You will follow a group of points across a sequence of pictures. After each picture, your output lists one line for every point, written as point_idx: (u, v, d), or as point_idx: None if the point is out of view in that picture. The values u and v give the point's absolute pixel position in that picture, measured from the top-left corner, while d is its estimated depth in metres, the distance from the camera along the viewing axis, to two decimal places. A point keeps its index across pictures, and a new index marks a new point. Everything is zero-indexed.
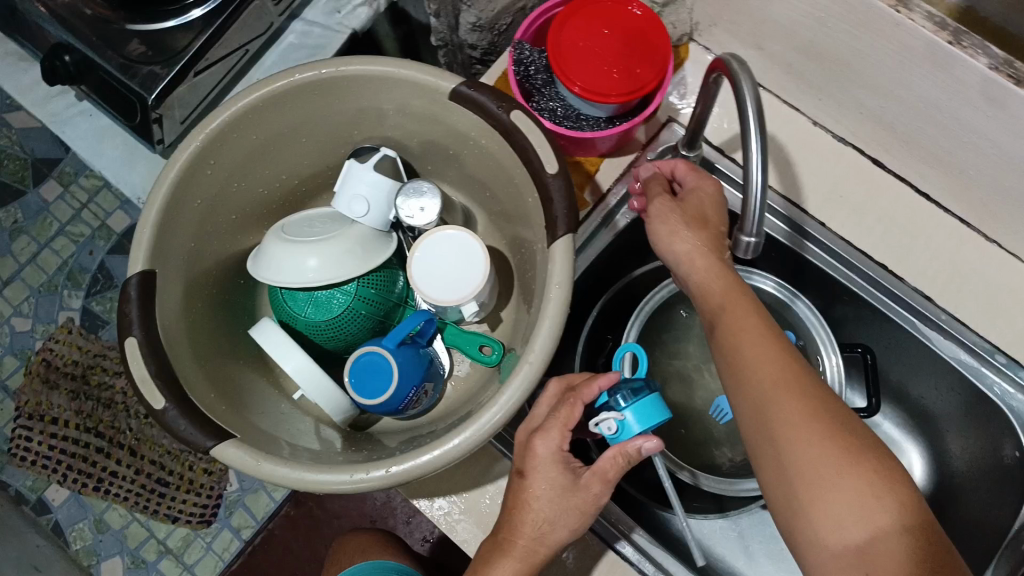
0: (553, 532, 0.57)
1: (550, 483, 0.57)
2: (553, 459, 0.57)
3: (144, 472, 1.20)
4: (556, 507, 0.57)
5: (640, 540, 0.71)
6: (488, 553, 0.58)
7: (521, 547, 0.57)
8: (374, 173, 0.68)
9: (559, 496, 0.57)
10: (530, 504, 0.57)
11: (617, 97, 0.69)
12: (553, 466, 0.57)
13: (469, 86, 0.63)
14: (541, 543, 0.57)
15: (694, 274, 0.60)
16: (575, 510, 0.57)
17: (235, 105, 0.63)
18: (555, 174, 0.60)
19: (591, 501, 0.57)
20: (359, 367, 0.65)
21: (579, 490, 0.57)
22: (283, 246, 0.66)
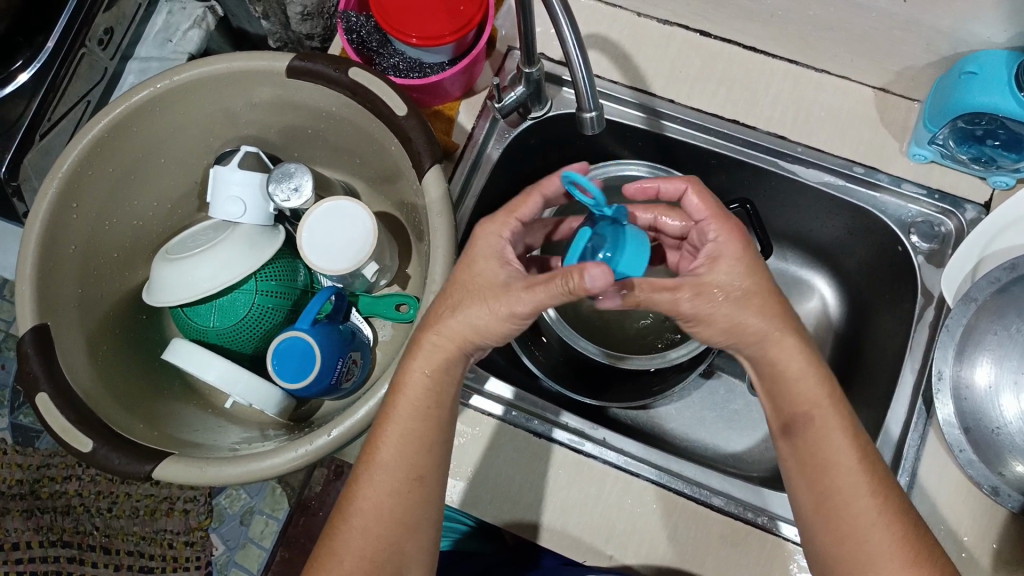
0: (460, 329, 0.56)
1: (480, 274, 0.56)
2: (490, 255, 0.57)
3: (125, 564, 1.34)
4: (476, 302, 0.55)
5: (570, 422, 0.74)
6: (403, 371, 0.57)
7: (426, 355, 0.57)
8: (239, 171, 0.70)
9: (481, 285, 0.56)
10: (452, 306, 0.56)
11: (450, 36, 0.72)
12: (488, 261, 0.57)
13: (301, 59, 0.64)
14: (448, 349, 0.57)
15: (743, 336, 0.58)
16: (488, 304, 0.55)
17: (82, 139, 0.63)
18: (406, 114, 0.63)
19: (507, 299, 0.54)
20: (281, 352, 0.66)
21: (502, 289, 0.55)
22: (175, 267, 0.68)
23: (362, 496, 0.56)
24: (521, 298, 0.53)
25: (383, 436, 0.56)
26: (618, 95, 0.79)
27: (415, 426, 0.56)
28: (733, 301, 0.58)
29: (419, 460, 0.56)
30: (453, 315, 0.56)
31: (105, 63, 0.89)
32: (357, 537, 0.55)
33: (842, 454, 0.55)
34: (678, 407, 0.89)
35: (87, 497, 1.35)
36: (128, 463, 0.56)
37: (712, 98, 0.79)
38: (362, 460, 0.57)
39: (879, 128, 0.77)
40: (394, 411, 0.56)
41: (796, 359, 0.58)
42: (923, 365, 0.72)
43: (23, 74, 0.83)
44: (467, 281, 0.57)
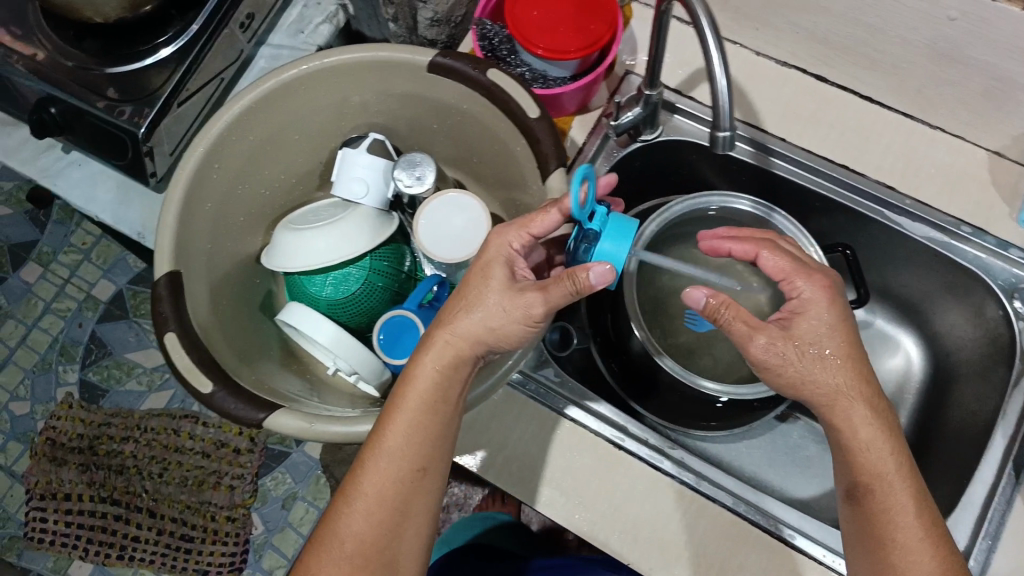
0: (476, 329, 0.58)
1: (492, 278, 0.59)
2: (502, 257, 0.60)
3: (166, 530, 1.37)
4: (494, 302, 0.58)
5: (592, 406, 0.76)
6: (411, 364, 0.59)
7: (435, 350, 0.58)
8: (367, 155, 0.74)
9: (497, 289, 0.59)
10: (466, 307, 0.58)
11: (577, 52, 0.75)
12: (498, 263, 0.60)
13: (444, 55, 0.67)
14: (460, 347, 0.59)
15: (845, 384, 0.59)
16: (504, 307, 0.58)
17: (230, 111, 0.67)
18: (537, 117, 0.65)
19: (523, 304, 0.57)
20: (390, 325, 0.69)
21: (517, 290, 0.58)
22: (295, 235, 0.71)
23: (366, 483, 0.57)
24: (528, 296, 0.57)
25: (389, 424, 0.57)
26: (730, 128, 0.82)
27: (422, 418, 0.58)
28: (825, 349, 0.60)
29: (424, 453, 0.57)
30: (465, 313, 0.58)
31: (242, 46, 0.93)
32: (360, 522, 0.56)
33: (904, 512, 0.57)
34: (749, 445, 0.90)
35: (140, 460, 1.41)
36: (245, 411, 0.59)
37: (822, 142, 0.81)
38: (367, 447, 0.58)
39: (989, 189, 0.78)
40: (404, 400, 0.58)
41: (868, 424, 0.59)
42: (1016, 432, 0.72)
43: (168, 49, 0.86)
44: (482, 282, 0.59)
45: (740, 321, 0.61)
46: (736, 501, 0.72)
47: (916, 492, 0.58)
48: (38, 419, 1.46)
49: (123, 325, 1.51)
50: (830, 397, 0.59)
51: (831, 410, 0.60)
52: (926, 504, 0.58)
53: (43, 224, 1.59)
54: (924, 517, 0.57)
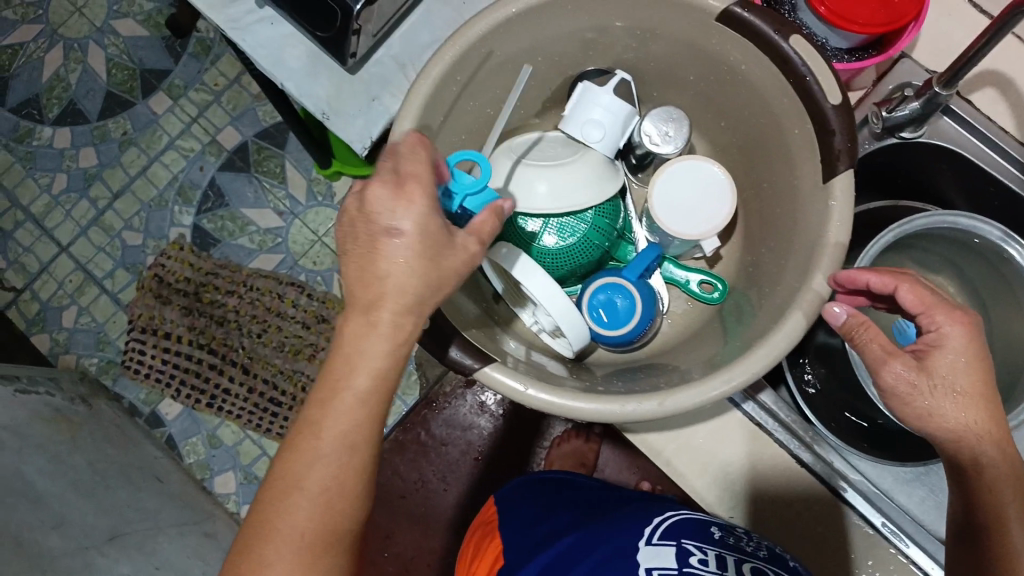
0: (408, 296, 0.48)
1: (424, 231, 0.49)
2: (427, 203, 0.49)
3: (258, 390, 1.30)
4: (437, 268, 0.49)
5: (766, 401, 0.73)
6: (352, 341, 0.48)
7: (392, 327, 0.48)
8: (611, 96, 0.66)
9: (438, 242, 0.49)
10: (395, 266, 0.48)
11: (860, 26, 0.66)
12: (429, 210, 0.49)
13: (742, 6, 0.58)
14: (395, 318, 0.48)
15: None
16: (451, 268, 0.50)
17: (488, 19, 0.60)
18: (838, 104, 0.57)
19: (467, 262, 0.51)
20: (602, 297, 0.65)
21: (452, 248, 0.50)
22: (518, 166, 0.66)
23: (311, 481, 0.48)
24: (468, 246, 0.51)
25: (332, 413, 0.48)
26: (1003, 145, 0.73)
27: (377, 408, 0.49)
28: (957, 385, 0.54)
29: (370, 444, 0.49)
30: (391, 268, 0.48)
31: None
32: (313, 524, 0.48)
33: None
34: (918, 478, 0.74)
35: (241, 316, 1.33)
36: (460, 357, 0.57)
37: None
38: (304, 435, 0.49)
39: None
40: (358, 391, 0.48)
41: (995, 467, 0.53)
42: None
43: None
44: (405, 241, 0.48)
45: (877, 344, 0.55)
46: (889, 532, 0.71)
47: None
48: (148, 254, 1.38)
49: (243, 178, 1.37)
50: (953, 439, 0.54)
51: (955, 448, 0.54)
52: None
53: (177, 53, 1.41)
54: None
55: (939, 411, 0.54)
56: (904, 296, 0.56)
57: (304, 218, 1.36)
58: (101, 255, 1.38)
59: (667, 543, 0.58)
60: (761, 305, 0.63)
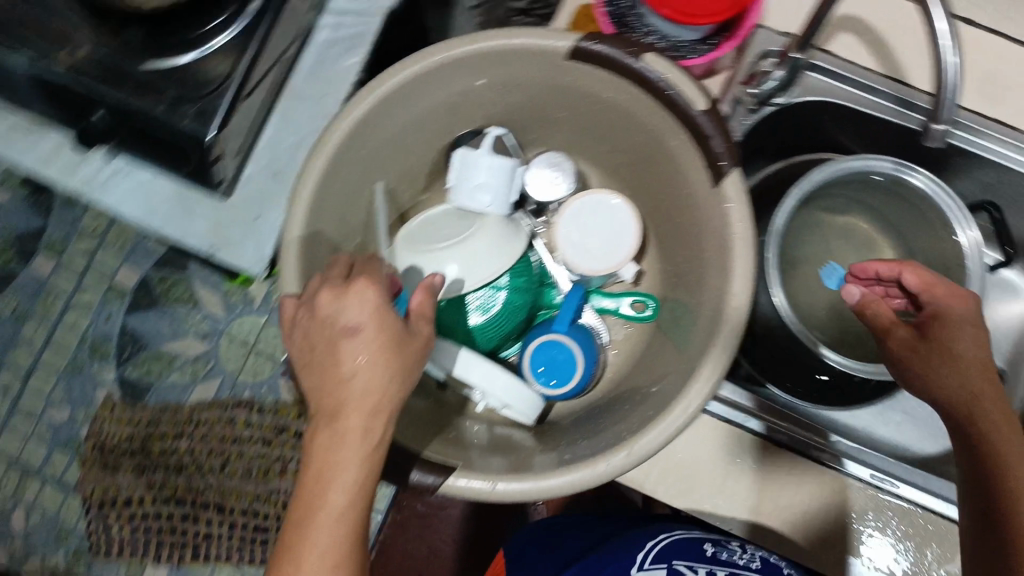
0: (372, 403, 0.49)
1: (378, 335, 0.51)
2: (376, 311, 0.52)
3: (239, 524, 1.25)
4: (392, 370, 0.50)
5: (727, 395, 0.71)
6: (323, 454, 0.49)
7: (364, 433, 0.49)
8: (491, 156, 0.66)
9: (390, 346, 0.51)
10: (356, 375, 0.50)
11: (707, 18, 0.66)
12: (382, 318, 0.51)
13: (590, 39, 0.58)
14: (365, 428, 0.49)
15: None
16: (409, 363, 0.52)
17: (343, 123, 0.58)
18: (706, 109, 0.57)
19: (421, 352, 0.53)
20: (541, 354, 0.63)
21: (408, 342, 0.52)
22: (421, 256, 0.65)
23: None
24: (420, 339, 0.53)
25: (313, 529, 0.47)
26: (873, 84, 0.73)
27: (358, 521, 0.49)
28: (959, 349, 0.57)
29: (355, 563, 0.48)
30: (353, 372, 0.50)
31: (302, 20, 0.79)
32: None
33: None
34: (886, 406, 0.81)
35: (198, 455, 1.28)
36: (421, 477, 0.55)
37: (974, 94, 0.74)
38: (286, 556, 0.48)
39: None
40: (338, 505, 0.48)
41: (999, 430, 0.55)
42: None
43: (221, 36, 0.74)
44: (362, 350, 0.50)
45: (884, 312, 0.61)
46: (877, 481, 0.68)
47: None
48: (81, 424, 1.30)
49: (154, 314, 1.31)
50: (952, 401, 0.56)
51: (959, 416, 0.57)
52: None
53: (46, 208, 1.34)
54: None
55: (939, 378, 0.57)
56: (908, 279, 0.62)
57: (231, 331, 1.31)
58: (32, 442, 1.30)
59: (658, 568, 0.57)
60: (694, 315, 0.63)
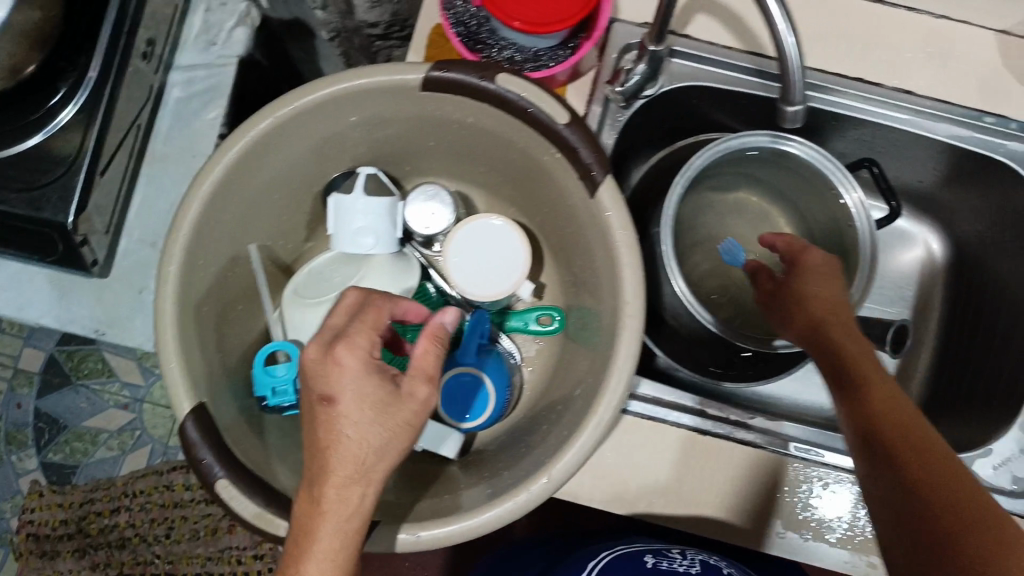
0: (356, 470, 0.46)
1: (364, 396, 0.47)
2: (365, 366, 0.48)
3: None
4: (379, 431, 0.47)
5: (648, 393, 0.71)
6: (302, 527, 0.45)
7: (346, 503, 0.45)
8: (364, 198, 0.63)
9: (382, 409, 0.48)
10: (340, 438, 0.46)
11: (560, 24, 0.65)
12: (367, 375, 0.48)
13: (440, 68, 0.57)
14: (350, 494, 0.45)
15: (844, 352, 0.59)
16: (401, 427, 0.48)
17: (201, 191, 0.56)
18: (568, 121, 0.57)
19: (417, 412, 0.49)
20: (450, 390, 0.63)
21: (402, 401, 0.48)
22: (310, 312, 0.62)
23: None
24: (422, 397, 0.49)
25: None
26: (735, 61, 0.74)
27: None
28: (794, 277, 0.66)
29: None
30: (342, 438, 0.46)
31: (151, 79, 0.77)
32: None
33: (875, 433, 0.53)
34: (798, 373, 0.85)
35: (140, 526, 1.19)
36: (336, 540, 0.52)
37: (831, 55, 0.75)
38: None
39: (1003, 72, 0.76)
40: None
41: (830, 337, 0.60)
42: None
43: (66, 111, 0.69)
44: (347, 409, 0.47)
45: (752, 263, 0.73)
46: (797, 450, 0.70)
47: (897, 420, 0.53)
48: (12, 517, 1.22)
49: (69, 393, 1.25)
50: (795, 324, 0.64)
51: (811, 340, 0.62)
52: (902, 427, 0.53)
53: None
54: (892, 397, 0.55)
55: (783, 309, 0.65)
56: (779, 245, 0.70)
57: (152, 396, 1.25)
58: None
59: None
60: (596, 324, 0.62)
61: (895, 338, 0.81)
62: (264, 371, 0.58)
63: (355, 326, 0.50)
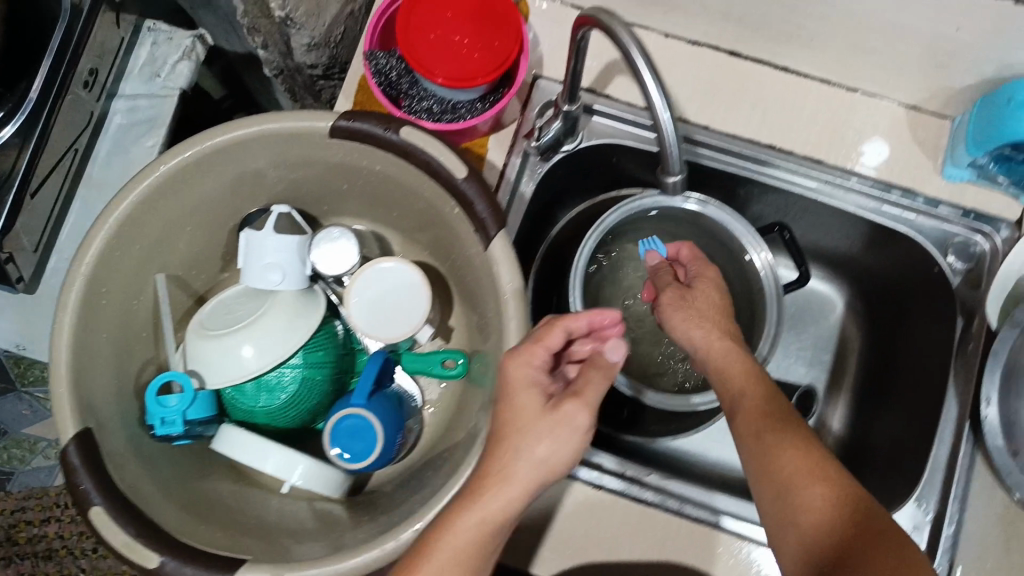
0: (479, 519, 0.53)
1: (527, 404, 0.56)
2: (526, 383, 0.57)
3: None
4: (542, 432, 0.56)
5: None
6: (449, 519, 0.52)
7: (475, 513, 0.53)
8: (274, 236, 0.65)
9: (537, 417, 0.56)
10: (527, 439, 0.55)
11: (484, 77, 0.68)
12: (532, 389, 0.57)
13: (347, 118, 0.59)
14: (512, 491, 0.54)
15: (716, 358, 0.67)
16: (564, 437, 0.56)
17: (109, 221, 0.58)
18: (466, 176, 0.59)
19: (569, 424, 0.56)
20: (339, 432, 0.62)
21: (551, 414, 0.56)
22: (212, 343, 0.64)
23: None
24: (578, 423, 0.56)
25: None
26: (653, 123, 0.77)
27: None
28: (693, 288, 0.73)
29: None
30: (536, 438, 0.55)
31: (91, 106, 0.78)
32: None
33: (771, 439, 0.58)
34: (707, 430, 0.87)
35: (68, 539, 1.19)
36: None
37: (747, 123, 0.78)
38: None
39: (913, 148, 0.79)
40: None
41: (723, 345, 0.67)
42: (966, 389, 0.75)
43: (6, 130, 0.69)
44: (515, 417, 0.56)
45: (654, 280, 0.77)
46: (695, 512, 0.69)
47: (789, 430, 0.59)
48: None
49: None
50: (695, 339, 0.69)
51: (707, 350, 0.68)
52: (787, 432, 0.58)
53: None
54: (824, 480, 0.55)
55: (679, 326, 0.70)
56: (683, 255, 0.78)
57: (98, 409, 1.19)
58: None
59: None
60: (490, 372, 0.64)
61: (801, 401, 0.88)
62: (155, 402, 0.60)
63: (508, 394, 0.57)
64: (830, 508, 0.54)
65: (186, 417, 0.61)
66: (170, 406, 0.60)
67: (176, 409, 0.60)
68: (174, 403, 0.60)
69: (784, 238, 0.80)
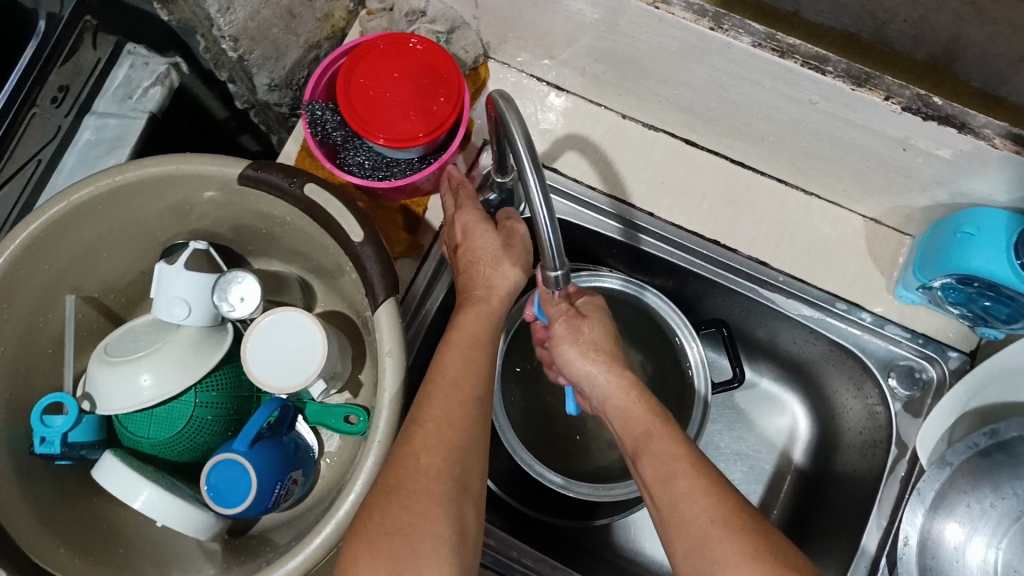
0: (454, 432, 0.54)
1: (488, 242, 0.63)
2: (480, 223, 0.64)
3: None
4: (494, 254, 0.63)
5: None
6: (446, 364, 0.58)
7: (471, 352, 0.59)
8: (185, 273, 0.66)
9: (500, 250, 0.63)
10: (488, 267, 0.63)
11: (423, 139, 0.67)
12: (484, 227, 0.64)
13: (255, 167, 0.61)
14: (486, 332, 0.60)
15: (611, 399, 0.63)
16: (514, 261, 0.64)
17: (16, 242, 0.60)
18: (362, 240, 0.59)
19: (522, 245, 0.65)
20: (215, 477, 0.63)
21: (510, 242, 0.64)
22: (109, 370, 0.65)
23: (402, 485, 0.51)
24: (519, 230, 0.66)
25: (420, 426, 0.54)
26: (594, 202, 0.77)
27: (474, 422, 0.55)
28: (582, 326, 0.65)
29: (471, 452, 0.54)
30: (498, 278, 0.63)
31: (59, 120, 0.83)
32: (413, 520, 0.50)
33: (682, 475, 0.53)
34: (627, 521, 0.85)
35: None
36: None
37: (693, 214, 0.77)
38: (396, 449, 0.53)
39: (866, 261, 0.75)
40: (430, 521, 0.50)
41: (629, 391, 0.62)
42: (890, 523, 0.69)
43: None
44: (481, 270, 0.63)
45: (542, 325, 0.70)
46: None
47: (699, 468, 0.54)
48: None
49: None
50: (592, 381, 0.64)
51: (615, 404, 0.62)
52: (704, 469, 0.54)
53: None
54: (739, 531, 0.49)
55: (578, 366, 0.65)
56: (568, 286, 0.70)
57: None
58: None
59: None
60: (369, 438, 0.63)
61: None
62: (40, 421, 0.62)
63: (449, 335, 0.60)
64: (749, 561, 0.48)
65: (68, 439, 0.63)
66: (56, 427, 0.62)
67: (59, 432, 0.62)
68: (59, 425, 0.62)
69: (724, 335, 0.77)
